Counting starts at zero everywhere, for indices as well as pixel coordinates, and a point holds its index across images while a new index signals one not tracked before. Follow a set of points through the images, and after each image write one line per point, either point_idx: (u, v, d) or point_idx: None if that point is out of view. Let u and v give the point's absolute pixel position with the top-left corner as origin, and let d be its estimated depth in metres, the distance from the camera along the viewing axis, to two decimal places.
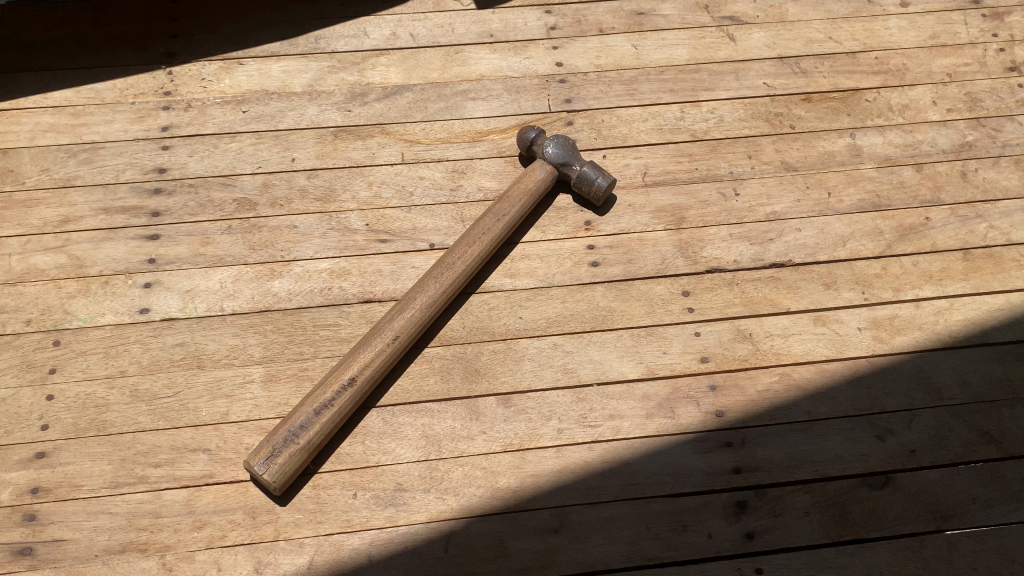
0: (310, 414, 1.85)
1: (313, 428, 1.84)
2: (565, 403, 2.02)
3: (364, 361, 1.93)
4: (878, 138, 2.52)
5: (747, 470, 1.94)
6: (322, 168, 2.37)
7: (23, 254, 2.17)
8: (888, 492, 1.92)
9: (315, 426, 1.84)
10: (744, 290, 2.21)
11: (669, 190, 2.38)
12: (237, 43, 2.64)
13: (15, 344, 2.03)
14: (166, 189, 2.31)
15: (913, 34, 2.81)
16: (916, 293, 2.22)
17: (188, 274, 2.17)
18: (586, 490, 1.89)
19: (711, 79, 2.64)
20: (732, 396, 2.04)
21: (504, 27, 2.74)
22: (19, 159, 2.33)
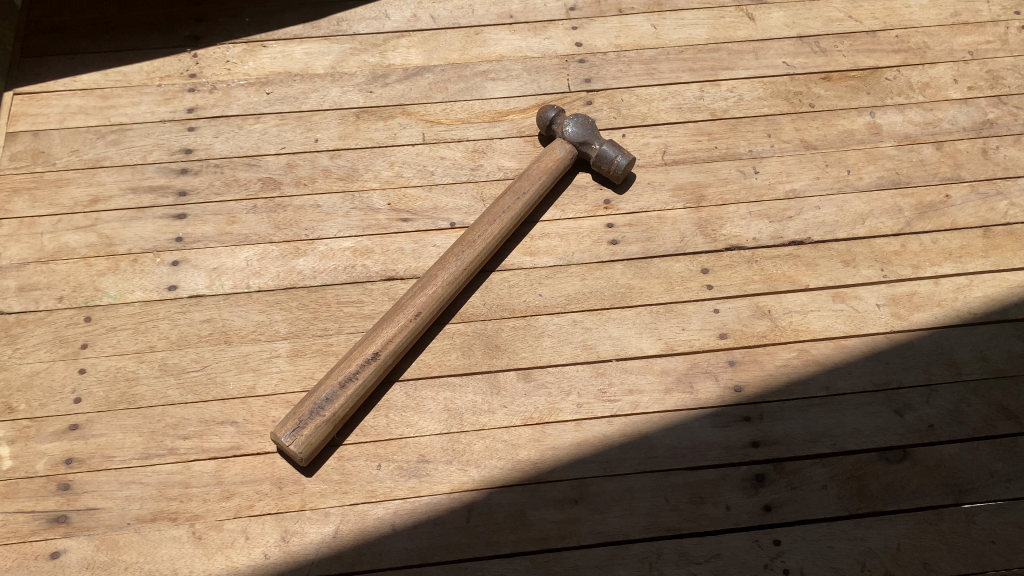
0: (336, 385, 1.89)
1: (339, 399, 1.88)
2: (583, 378, 2.05)
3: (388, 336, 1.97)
4: (898, 116, 2.52)
5: (766, 443, 1.96)
6: (345, 149, 2.40)
7: (55, 233, 2.23)
8: (906, 466, 1.94)
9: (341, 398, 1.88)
10: (763, 267, 2.23)
11: (689, 168, 2.40)
12: (260, 26, 2.67)
13: (48, 320, 2.09)
14: (192, 169, 2.35)
15: (934, 12, 2.79)
16: (935, 270, 2.22)
17: (215, 252, 2.21)
18: (605, 463, 1.92)
19: (731, 58, 2.64)
20: (750, 371, 2.07)
21: (523, 8, 2.75)
22: (49, 140, 2.38)
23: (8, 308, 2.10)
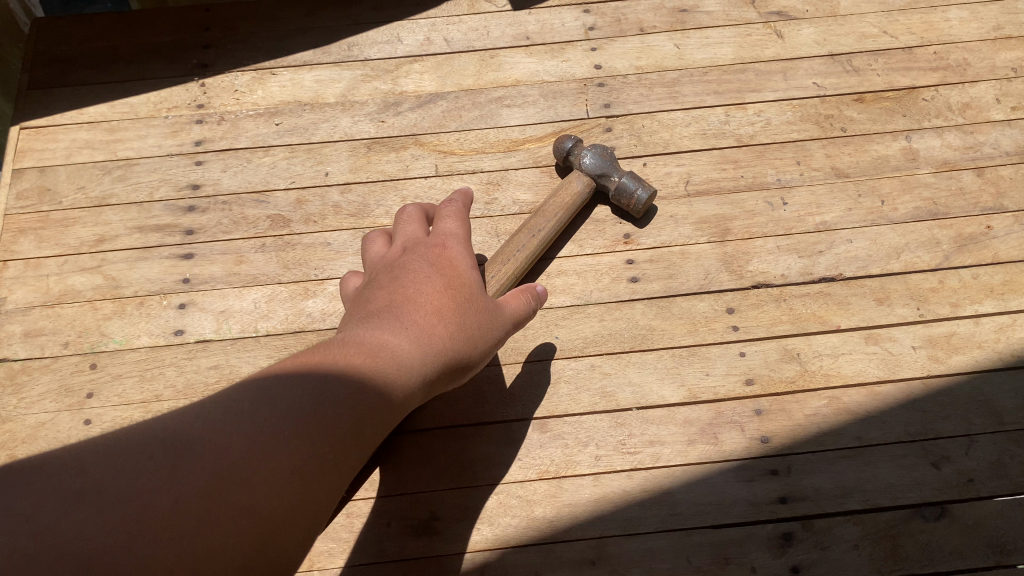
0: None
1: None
2: (602, 429, 1.96)
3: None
4: (936, 140, 2.38)
5: (794, 499, 1.86)
6: (355, 182, 2.32)
7: (61, 275, 2.18)
8: (944, 523, 1.83)
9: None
10: (792, 306, 2.12)
11: (713, 200, 2.29)
12: (270, 53, 2.61)
13: (53, 367, 2.05)
14: (199, 206, 2.29)
15: (974, 26, 2.64)
16: (975, 309, 2.10)
17: (222, 294, 2.15)
18: (624, 522, 1.84)
19: (758, 79, 2.52)
20: (778, 420, 1.97)
21: (540, 29, 2.66)
22: (56, 177, 2.34)
23: (14, 354, 2.06)
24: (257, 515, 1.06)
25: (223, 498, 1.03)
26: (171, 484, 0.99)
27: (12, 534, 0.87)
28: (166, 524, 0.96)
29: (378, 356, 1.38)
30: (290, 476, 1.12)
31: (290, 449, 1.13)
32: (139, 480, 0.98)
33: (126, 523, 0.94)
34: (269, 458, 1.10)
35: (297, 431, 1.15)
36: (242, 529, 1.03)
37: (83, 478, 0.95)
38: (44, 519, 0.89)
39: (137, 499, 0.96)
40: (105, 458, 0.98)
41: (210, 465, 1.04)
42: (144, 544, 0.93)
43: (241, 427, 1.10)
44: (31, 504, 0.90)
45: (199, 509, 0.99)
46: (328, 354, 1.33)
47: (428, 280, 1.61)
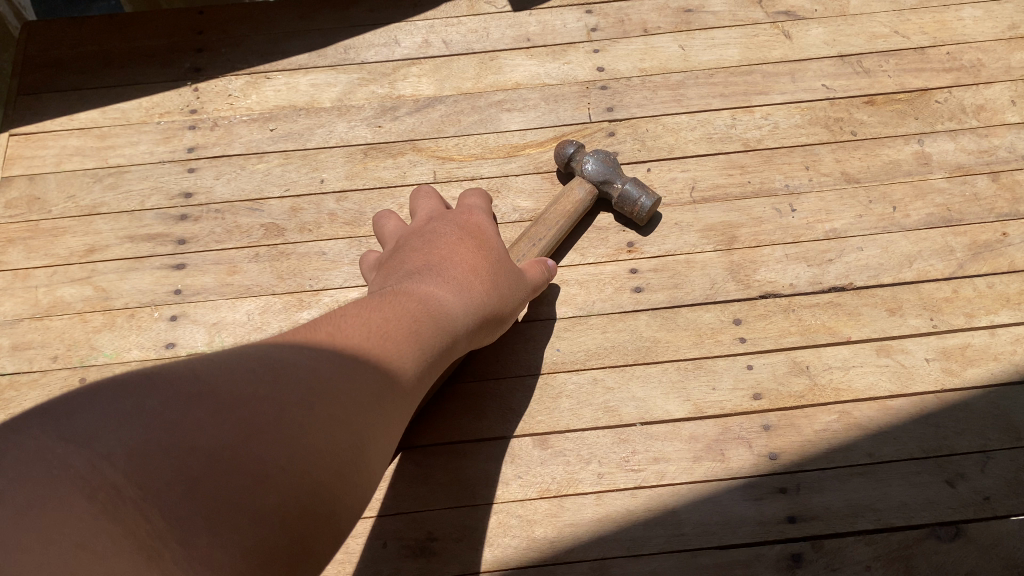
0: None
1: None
2: (604, 445, 1.90)
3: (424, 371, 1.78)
4: (949, 144, 2.31)
5: (803, 518, 1.80)
6: (351, 190, 2.26)
7: (50, 287, 2.13)
8: (959, 544, 1.77)
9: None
10: (801, 317, 2.06)
11: (719, 206, 2.22)
12: (265, 56, 2.55)
13: (41, 382, 1.99)
14: (192, 215, 2.23)
15: (988, 25, 2.57)
16: (991, 320, 2.03)
17: (215, 305, 2.09)
18: (628, 542, 1.78)
19: (765, 81, 2.45)
20: (787, 436, 1.90)
21: (541, 30, 2.59)
22: (46, 185, 2.29)
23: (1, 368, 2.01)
24: (351, 427, 1.14)
25: (322, 406, 1.11)
26: (281, 393, 1.07)
27: (145, 429, 0.92)
28: (278, 427, 1.04)
29: (434, 302, 1.52)
30: (375, 397, 1.21)
31: (372, 373, 1.23)
32: (253, 387, 1.05)
33: (246, 423, 1.01)
34: (358, 378, 1.20)
35: (373, 360, 1.26)
36: (339, 438, 1.11)
37: (204, 383, 1.01)
38: (172, 415, 0.95)
39: (255, 404, 1.03)
40: (220, 368, 1.05)
41: (312, 380, 1.12)
42: (261, 444, 1.01)
43: (331, 351, 1.20)
44: (159, 403, 0.96)
45: (307, 415, 1.08)
46: (385, 298, 1.45)
47: (463, 241, 1.78)
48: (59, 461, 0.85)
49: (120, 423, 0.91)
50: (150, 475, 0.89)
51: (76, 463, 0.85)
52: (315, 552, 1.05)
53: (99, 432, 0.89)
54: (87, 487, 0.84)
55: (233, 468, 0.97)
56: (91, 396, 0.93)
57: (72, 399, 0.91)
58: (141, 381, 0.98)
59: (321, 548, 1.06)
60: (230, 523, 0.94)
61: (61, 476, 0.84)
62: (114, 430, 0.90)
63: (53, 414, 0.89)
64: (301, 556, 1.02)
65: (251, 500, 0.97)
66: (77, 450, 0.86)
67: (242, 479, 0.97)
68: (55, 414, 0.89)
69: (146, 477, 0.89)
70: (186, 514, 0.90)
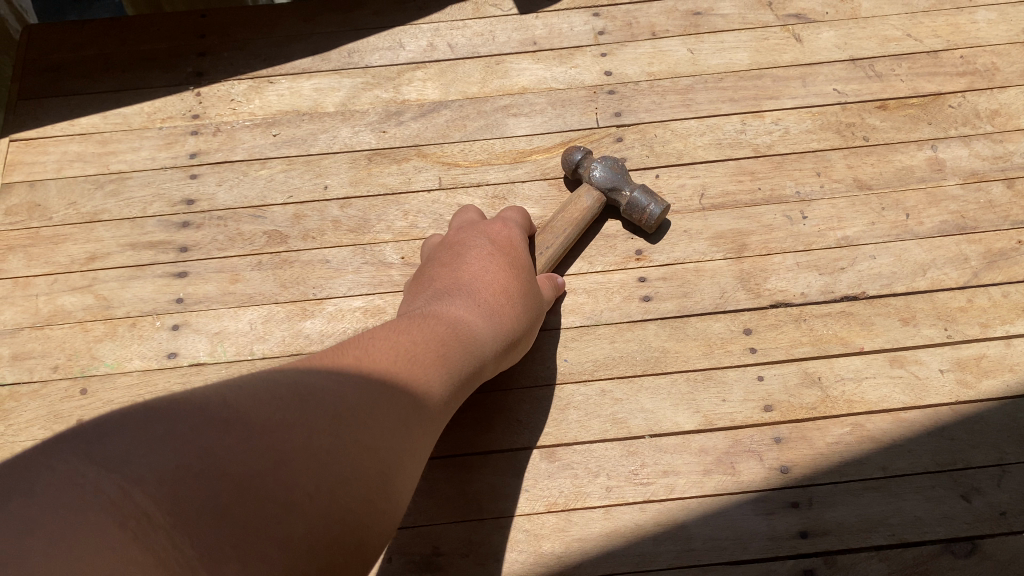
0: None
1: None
2: (613, 457, 1.87)
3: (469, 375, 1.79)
4: (963, 149, 2.27)
5: (816, 534, 1.77)
6: (355, 196, 2.22)
7: (51, 295, 2.10)
8: (974, 560, 1.73)
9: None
10: (812, 327, 2.02)
11: (728, 213, 2.19)
12: (268, 60, 2.52)
13: (42, 392, 1.96)
14: (194, 222, 2.20)
15: (1003, 28, 2.53)
16: (1006, 330, 2.00)
17: (217, 314, 2.06)
18: (637, 558, 1.75)
19: (776, 85, 2.42)
20: (799, 449, 1.87)
21: (548, 34, 2.56)
22: (46, 192, 2.26)
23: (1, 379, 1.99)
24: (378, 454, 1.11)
25: (350, 435, 1.08)
26: (309, 419, 1.04)
27: (175, 453, 0.90)
28: (307, 454, 1.01)
29: (464, 326, 1.52)
30: (402, 423, 1.19)
31: (397, 399, 1.21)
32: (281, 413, 1.02)
33: (276, 449, 0.98)
34: (383, 405, 1.17)
35: (398, 386, 1.24)
36: (367, 466, 1.09)
37: (233, 409, 0.99)
38: (202, 441, 0.93)
39: (283, 430, 1.01)
40: (247, 395, 1.03)
41: (339, 406, 1.10)
42: (290, 471, 0.98)
43: (357, 376, 1.18)
44: (188, 427, 0.93)
45: (337, 441, 1.05)
46: (409, 321, 1.44)
47: (493, 257, 1.78)
48: (90, 487, 0.82)
49: (150, 448, 0.89)
50: (182, 502, 0.87)
51: (109, 487, 0.83)
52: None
53: (132, 457, 0.87)
54: (120, 512, 0.81)
55: (263, 497, 0.94)
56: (121, 420, 0.91)
57: (104, 423, 0.90)
58: (170, 407, 0.96)
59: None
60: (266, 554, 0.90)
61: (94, 500, 0.81)
62: (144, 456, 0.88)
63: (83, 438, 0.87)
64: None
65: (283, 528, 0.93)
66: (109, 474, 0.84)
67: (273, 507, 0.94)
68: (86, 438, 0.87)
69: (178, 502, 0.87)
70: (219, 541, 0.87)
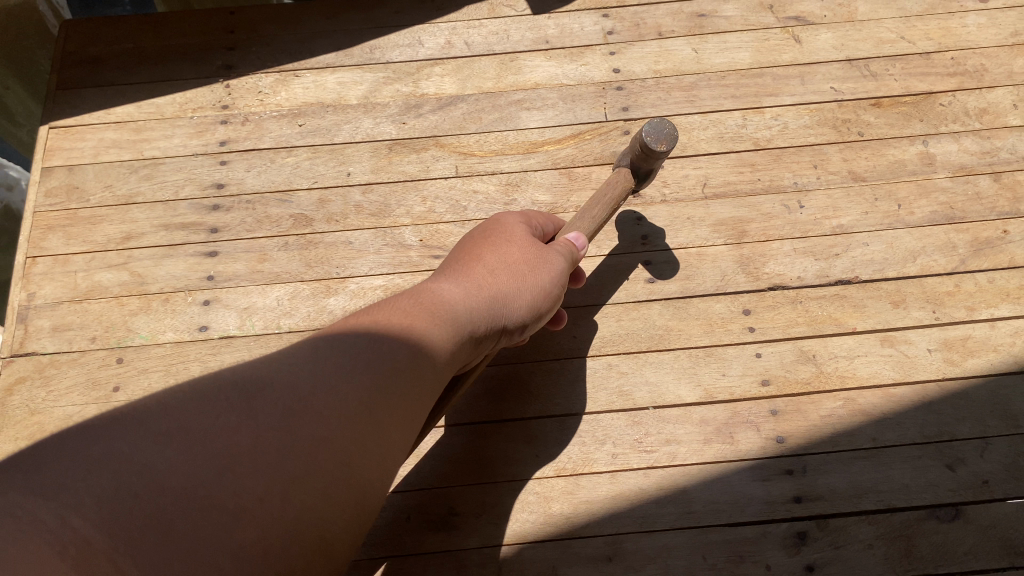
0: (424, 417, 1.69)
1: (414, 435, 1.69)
2: (619, 427, 1.99)
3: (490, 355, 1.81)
4: (953, 145, 2.40)
5: (809, 499, 1.88)
6: (376, 183, 2.35)
7: (88, 272, 2.23)
8: (958, 525, 1.84)
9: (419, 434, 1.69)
10: (808, 308, 2.14)
11: (730, 202, 2.31)
12: (294, 55, 2.65)
13: (81, 361, 2.08)
14: (224, 205, 2.33)
15: (992, 32, 2.66)
16: (991, 313, 2.11)
17: (245, 291, 2.18)
18: (641, 519, 1.86)
19: (776, 83, 2.54)
20: (794, 421, 1.98)
21: (560, 33, 2.69)
22: (84, 176, 2.39)
23: (42, 348, 2.11)
24: (338, 446, 1.10)
25: (301, 431, 1.08)
26: (256, 421, 1.05)
27: (112, 475, 0.91)
28: (251, 457, 1.01)
29: (446, 300, 1.53)
30: (368, 404, 1.18)
31: (355, 385, 1.19)
32: (227, 417, 1.04)
33: (220, 456, 0.99)
34: (339, 395, 1.16)
35: (360, 369, 1.22)
36: (324, 459, 1.08)
37: (170, 422, 1.00)
38: (139, 460, 0.94)
39: (226, 435, 1.01)
40: (188, 403, 1.04)
41: (287, 403, 1.09)
42: (235, 476, 0.98)
43: (310, 371, 1.17)
44: (125, 447, 0.95)
45: (285, 442, 1.05)
46: (380, 305, 1.43)
47: (485, 236, 1.82)
48: (27, 517, 0.82)
49: (86, 473, 0.90)
50: (122, 522, 0.88)
51: (46, 515, 0.83)
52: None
53: (68, 483, 0.88)
54: (60, 539, 0.82)
55: (207, 506, 0.94)
56: (59, 445, 0.92)
57: (41, 452, 0.91)
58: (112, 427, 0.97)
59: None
60: (219, 566, 0.91)
61: (30, 530, 0.81)
62: (81, 482, 0.89)
63: (22, 468, 0.88)
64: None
65: (231, 537, 0.94)
66: (45, 504, 0.84)
67: (220, 516, 0.94)
68: (23, 468, 0.88)
69: (117, 524, 0.87)
70: (165, 558, 0.88)
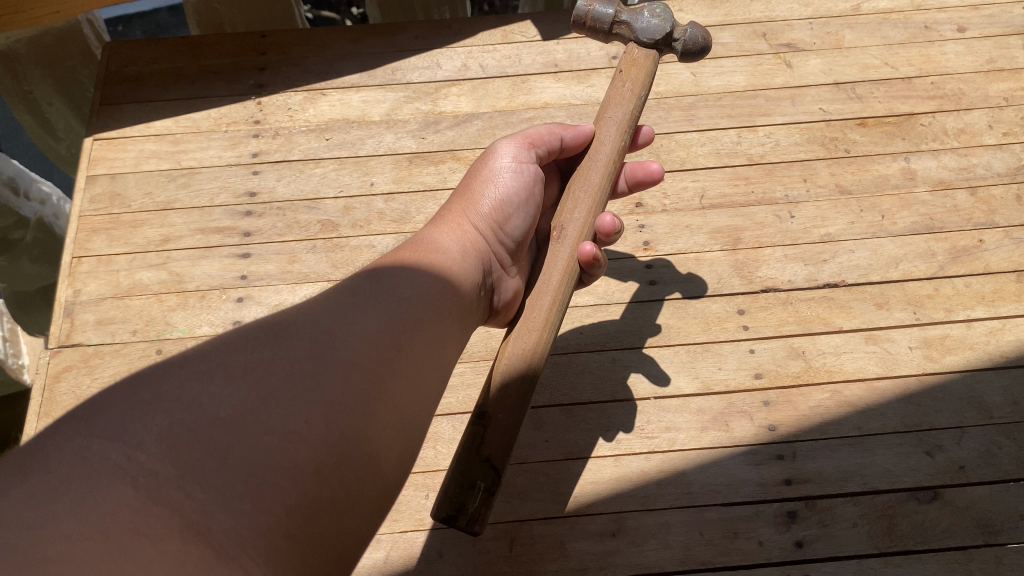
0: (521, 333, 1.74)
1: (527, 347, 1.72)
2: (622, 415, 2.14)
3: (558, 263, 1.84)
4: (932, 162, 2.58)
5: (798, 481, 2.03)
6: (398, 192, 2.53)
7: (130, 270, 2.40)
8: (936, 505, 1.98)
9: (528, 342, 1.73)
10: (798, 309, 2.31)
11: (725, 212, 2.49)
12: (321, 75, 2.85)
13: (123, 352, 2.24)
14: (256, 211, 2.51)
15: (969, 59, 2.86)
16: (967, 314, 2.28)
17: (277, 289, 2.34)
18: (643, 498, 2.01)
19: (768, 104, 2.74)
20: (784, 411, 2.14)
21: (568, 57, 2.89)
22: (126, 183, 2.58)
23: (87, 340, 2.26)
24: (365, 374, 1.28)
25: (329, 362, 1.25)
26: (284, 355, 1.22)
27: (167, 413, 1.07)
28: (288, 387, 1.18)
29: (436, 247, 1.72)
30: (383, 338, 1.36)
31: (365, 320, 1.37)
32: (260, 354, 1.21)
33: (261, 389, 1.16)
34: (354, 329, 1.34)
35: (364, 307, 1.40)
36: (351, 381, 1.25)
37: (212, 363, 1.16)
38: (189, 397, 1.10)
39: (263, 370, 1.18)
40: (225, 346, 1.20)
41: (309, 340, 1.27)
42: (279, 405, 1.15)
43: (323, 314, 1.35)
44: (174, 387, 1.11)
45: (315, 373, 1.22)
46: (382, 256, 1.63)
47: (468, 176, 2.00)
48: (97, 457, 1.00)
49: (143, 414, 1.06)
50: (182, 454, 1.04)
51: (111, 455, 1.00)
52: (360, 497, 1.19)
53: (127, 425, 1.04)
54: (128, 475, 0.99)
55: (258, 432, 1.11)
56: (113, 395, 1.08)
57: (98, 402, 1.07)
58: (159, 371, 1.13)
59: (367, 495, 1.21)
60: (277, 485, 1.08)
61: (102, 468, 0.99)
62: (139, 422, 1.05)
63: (85, 416, 1.05)
64: (346, 504, 1.16)
65: (285, 457, 1.11)
66: (111, 445, 1.01)
67: (271, 439, 1.11)
68: (84, 417, 1.05)
69: (178, 455, 1.04)
70: (225, 483, 1.05)
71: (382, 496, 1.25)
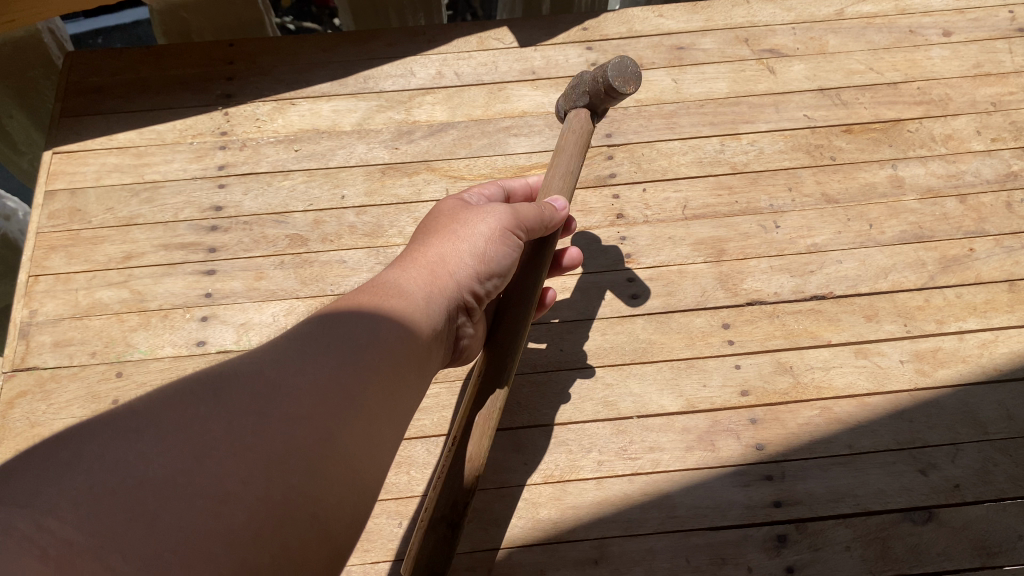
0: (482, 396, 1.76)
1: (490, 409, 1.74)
2: (603, 435, 2.06)
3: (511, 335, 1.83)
4: (920, 169, 2.52)
5: (787, 503, 1.94)
6: (371, 205, 2.44)
7: (90, 289, 2.29)
8: (932, 527, 1.90)
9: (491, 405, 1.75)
10: (785, 322, 2.23)
11: (709, 223, 2.41)
12: (290, 84, 2.76)
13: (81, 375, 2.13)
14: (222, 226, 2.41)
15: (955, 63, 2.80)
16: (959, 326, 2.21)
17: (243, 308, 2.24)
18: (626, 523, 1.92)
19: (751, 112, 2.66)
20: (772, 429, 2.06)
21: (546, 64, 2.82)
22: (86, 199, 2.47)
23: (43, 363, 2.15)
24: (314, 425, 1.17)
25: (273, 415, 1.14)
26: (223, 409, 1.11)
27: (86, 477, 0.96)
28: (226, 443, 1.07)
29: (401, 283, 1.57)
30: (336, 386, 1.24)
31: (316, 368, 1.24)
32: (196, 409, 1.10)
33: (196, 446, 1.04)
34: (303, 379, 1.21)
35: (314, 355, 1.27)
36: (297, 436, 1.14)
37: (140, 421, 1.05)
38: (114, 459, 0.99)
39: (199, 426, 1.07)
40: (156, 402, 1.09)
41: (249, 393, 1.15)
42: (216, 462, 1.04)
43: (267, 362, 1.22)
44: (96, 447, 1.00)
45: (257, 429, 1.11)
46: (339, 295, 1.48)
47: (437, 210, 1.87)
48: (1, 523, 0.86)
49: (59, 478, 0.95)
50: (102, 519, 0.92)
51: (18, 523, 0.87)
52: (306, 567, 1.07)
53: (40, 490, 0.93)
54: (38, 545, 0.86)
55: (192, 495, 0.99)
56: (25, 460, 0.97)
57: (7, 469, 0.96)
58: (80, 433, 1.02)
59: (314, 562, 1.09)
60: (213, 555, 0.96)
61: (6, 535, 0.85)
62: (55, 488, 0.94)
63: None
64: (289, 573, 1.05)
65: (221, 521, 0.99)
66: (18, 511, 0.89)
67: (205, 502, 1.00)
68: None
69: (98, 522, 0.92)
70: (154, 551, 0.92)
71: (332, 562, 1.13)
